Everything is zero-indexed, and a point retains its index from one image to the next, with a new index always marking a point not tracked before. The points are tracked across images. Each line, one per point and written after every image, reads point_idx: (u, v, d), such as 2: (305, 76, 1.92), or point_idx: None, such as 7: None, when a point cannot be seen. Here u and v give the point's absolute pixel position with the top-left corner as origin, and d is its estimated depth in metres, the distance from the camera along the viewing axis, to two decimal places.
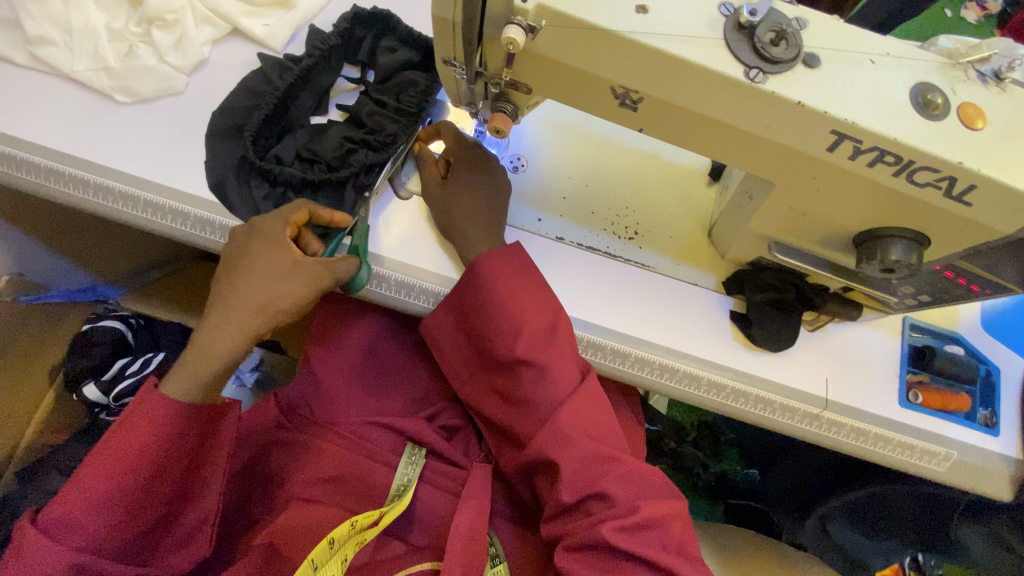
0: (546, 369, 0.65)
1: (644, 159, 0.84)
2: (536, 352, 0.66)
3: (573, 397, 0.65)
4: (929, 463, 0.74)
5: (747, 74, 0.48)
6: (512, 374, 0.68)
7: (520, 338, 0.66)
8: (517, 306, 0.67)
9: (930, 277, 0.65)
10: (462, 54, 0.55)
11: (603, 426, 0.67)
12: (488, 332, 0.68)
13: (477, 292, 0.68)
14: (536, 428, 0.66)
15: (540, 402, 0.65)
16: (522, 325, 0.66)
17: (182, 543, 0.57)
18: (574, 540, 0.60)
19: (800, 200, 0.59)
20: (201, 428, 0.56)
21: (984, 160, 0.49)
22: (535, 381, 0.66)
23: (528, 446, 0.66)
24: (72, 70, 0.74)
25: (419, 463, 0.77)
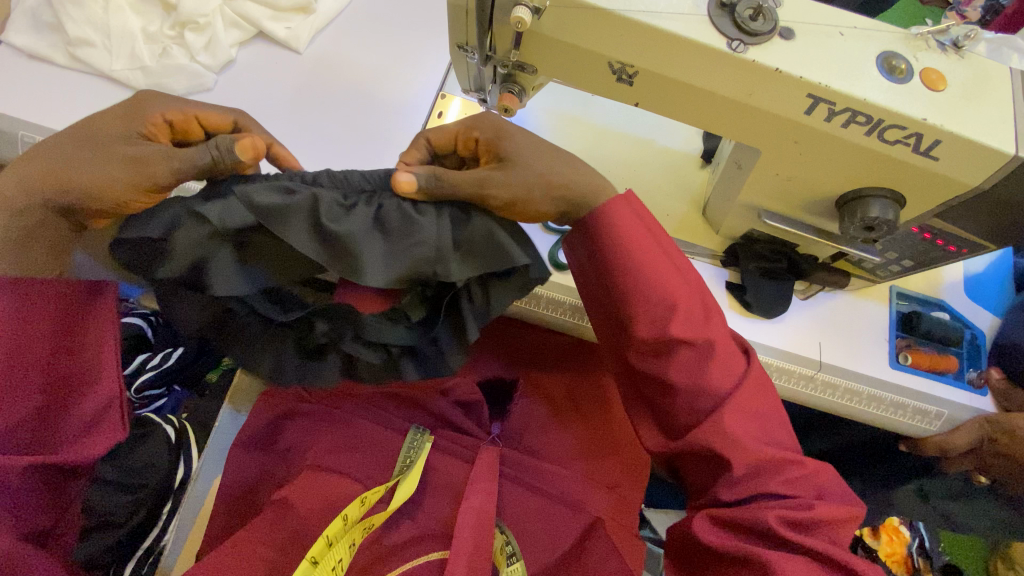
0: (709, 354, 0.59)
1: (640, 145, 0.89)
2: (696, 329, 0.59)
3: (740, 389, 0.60)
4: (919, 421, 0.79)
5: (729, 45, 0.54)
6: (661, 355, 0.60)
7: (673, 319, 0.58)
8: (660, 272, 0.59)
9: (909, 238, 0.70)
10: (474, 39, 0.61)
11: (767, 409, 0.62)
12: (630, 308, 0.59)
13: (608, 247, 0.60)
14: (697, 419, 0.60)
15: (696, 387, 0.59)
16: (677, 300, 0.58)
17: (87, 430, 0.64)
18: (722, 513, 0.59)
19: (785, 165, 0.64)
20: (57, 317, 0.61)
21: (946, 117, 0.55)
22: (695, 367, 0.59)
23: (692, 428, 0.60)
24: (111, 69, 0.80)
25: (422, 448, 0.76)
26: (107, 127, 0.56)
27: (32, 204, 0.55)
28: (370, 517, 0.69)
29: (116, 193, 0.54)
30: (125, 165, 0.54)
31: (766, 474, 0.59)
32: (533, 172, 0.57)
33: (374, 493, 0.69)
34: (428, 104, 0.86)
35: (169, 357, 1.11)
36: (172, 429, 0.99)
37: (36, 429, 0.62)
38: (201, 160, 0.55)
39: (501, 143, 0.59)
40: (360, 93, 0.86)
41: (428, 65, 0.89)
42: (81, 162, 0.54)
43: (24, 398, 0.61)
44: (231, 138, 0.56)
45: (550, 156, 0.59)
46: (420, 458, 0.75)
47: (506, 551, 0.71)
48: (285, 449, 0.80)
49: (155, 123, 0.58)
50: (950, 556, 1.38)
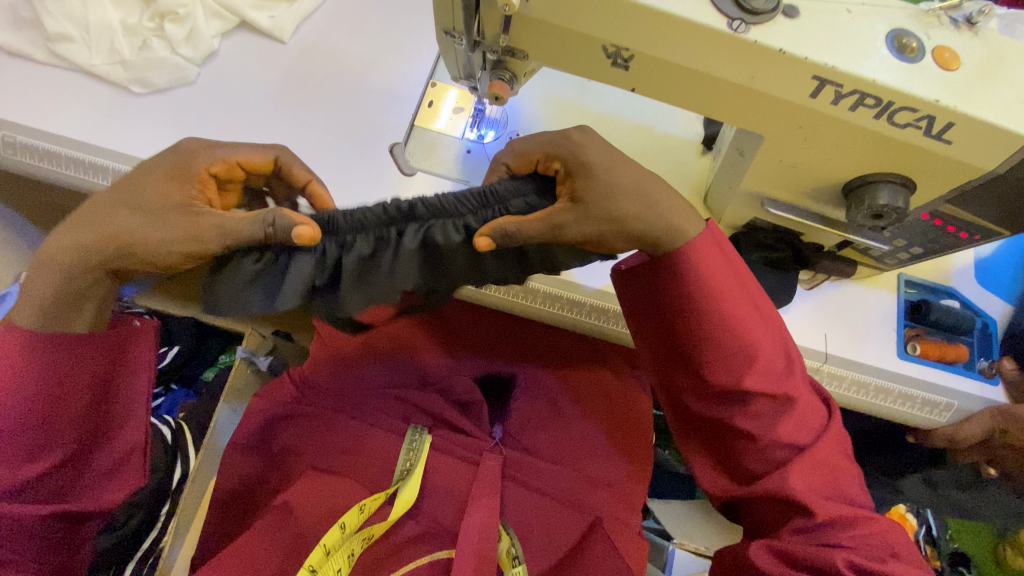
0: (788, 408, 0.57)
1: (639, 132, 0.86)
2: (776, 380, 0.57)
3: (819, 442, 0.58)
4: (930, 412, 0.77)
5: (730, 25, 0.51)
6: (734, 403, 0.58)
7: (752, 370, 0.56)
8: (743, 323, 0.56)
9: (919, 226, 0.68)
10: (461, 24, 0.59)
11: (837, 457, 0.59)
12: (706, 357, 0.57)
13: (685, 294, 0.57)
14: (767, 469, 0.58)
15: (768, 439, 0.57)
16: (758, 351, 0.56)
17: (108, 477, 0.58)
18: (783, 544, 0.57)
19: (790, 151, 0.61)
20: (102, 359, 0.55)
21: (961, 98, 0.52)
22: (771, 415, 0.57)
23: (762, 476, 0.59)
24: (90, 64, 0.78)
25: (420, 453, 0.74)
26: (167, 193, 0.52)
27: (78, 266, 0.51)
28: (370, 527, 0.68)
29: (167, 262, 0.52)
30: (183, 228, 0.51)
31: (837, 523, 0.56)
32: (608, 215, 0.52)
33: (373, 500, 0.69)
34: (418, 93, 0.83)
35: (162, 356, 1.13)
36: (168, 432, 0.98)
37: (59, 482, 0.55)
38: (255, 235, 0.49)
39: (579, 176, 0.53)
40: (348, 83, 0.83)
41: (417, 53, 0.86)
42: (130, 228, 0.51)
43: (52, 448, 0.53)
44: (289, 218, 0.48)
45: (633, 196, 0.53)
46: (418, 463, 0.73)
47: (511, 554, 0.69)
48: (281, 451, 0.78)
49: (203, 178, 0.55)
50: (957, 543, 1.37)
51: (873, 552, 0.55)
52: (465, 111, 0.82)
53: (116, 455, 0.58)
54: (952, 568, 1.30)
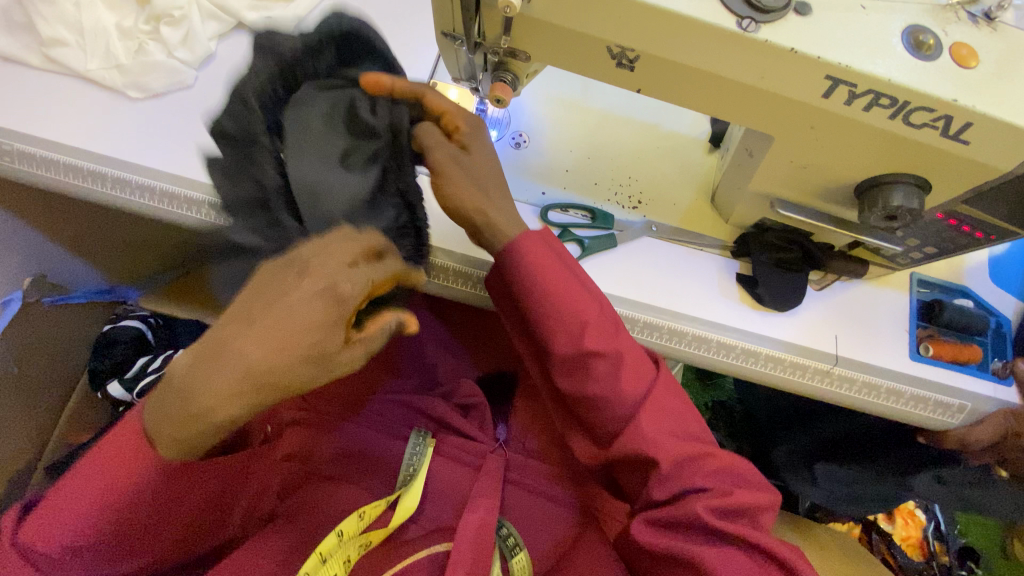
0: (620, 365, 0.59)
1: (644, 129, 0.85)
2: (606, 339, 0.59)
3: (652, 393, 0.60)
4: (943, 415, 0.75)
5: (739, 23, 0.49)
6: (579, 369, 0.60)
7: (586, 333, 0.59)
8: (572, 292, 0.60)
9: (934, 226, 0.66)
10: (461, 25, 0.57)
11: (681, 403, 0.62)
12: (543, 326, 0.60)
13: (511, 271, 0.61)
14: (621, 428, 0.60)
15: (612, 397, 0.59)
16: (584, 313, 0.60)
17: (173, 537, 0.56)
18: (658, 513, 0.58)
19: (800, 152, 0.59)
20: None
21: (978, 96, 0.50)
22: (609, 375, 0.59)
23: (618, 437, 0.60)
24: (86, 69, 0.77)
25: (426, 453, 0.75)
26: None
27: None
28: (369, 534, 0.66)
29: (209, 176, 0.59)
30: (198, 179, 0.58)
31: (693, 464, 0.59)
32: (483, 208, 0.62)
33: (374, 507, 0.67)
34: None
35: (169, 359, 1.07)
36: None
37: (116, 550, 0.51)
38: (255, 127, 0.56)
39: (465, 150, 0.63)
40: None
41: (417, 52, 0.84)
42: None
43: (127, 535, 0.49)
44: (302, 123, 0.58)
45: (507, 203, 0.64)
46: (422, 466, 0.73)
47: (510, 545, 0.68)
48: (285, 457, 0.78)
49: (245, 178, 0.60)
50: (965, 537, 1.38)
51: (722, 486, 0.58)
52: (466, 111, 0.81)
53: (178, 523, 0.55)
54: (961, 562, 1.32)
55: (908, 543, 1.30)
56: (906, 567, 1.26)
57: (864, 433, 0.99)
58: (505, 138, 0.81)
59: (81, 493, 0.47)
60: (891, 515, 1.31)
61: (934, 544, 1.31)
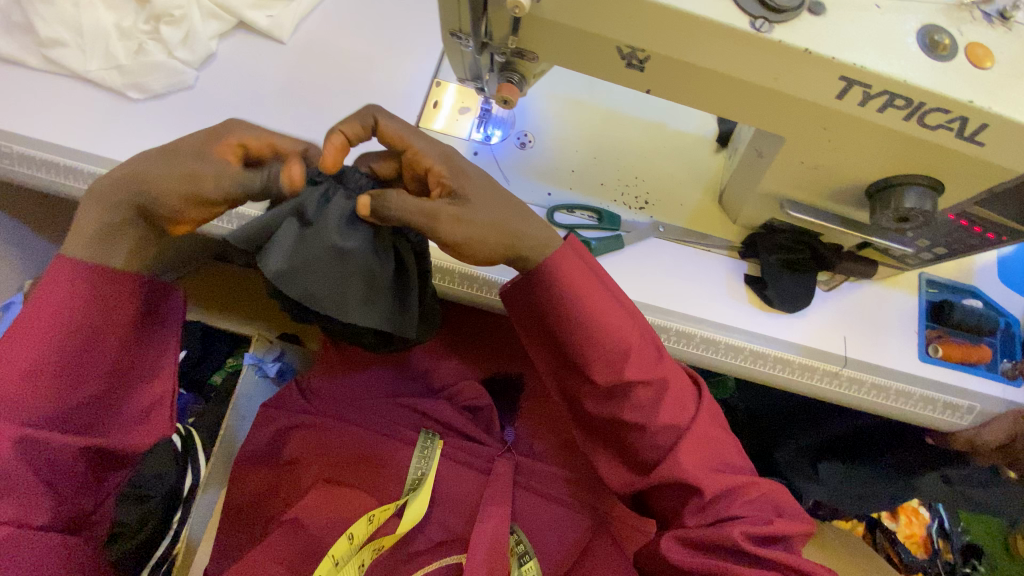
0: (664, 392, 0.58)
1: (650, 129, 0.84)
2: (648, 368, 0.58)
3: (694, 422, 0.60)
4: (951, 416, 0.75)
5: (753, 24, 0.48)
6: (621, 399, 0.59)
7: (627, 361, 0.57)
8: (612, 324, 0.57)
9: (945, 227, 0.65)
10: (468, 25, 0.56)
11: (715, 431, 0.62)
12: (586, 357, 0.58)
13: (553, 303, 0.58)
14: (659, 455, 0.60)
15: (652, 427, 0.59)
16: (625, 344, 0.57)
17: (142, 420, 0.55)
18: (689, 532, 0.57)
19: (811, 153, 0.59)
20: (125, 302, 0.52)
21: (995, 98, 0.49)
22: (650, 405, 0.58)
23: (656, 465, 0.60)
24: (86, 70, 0.76)
25: (433, 456, 0.75)
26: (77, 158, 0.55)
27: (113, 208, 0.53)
28: (379, 539, 0.67)
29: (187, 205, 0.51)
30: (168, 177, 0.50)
31: (730, 495, 0.59)
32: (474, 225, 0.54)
33: (383, 510, 0.69)
34: (422, 93, 0.81)
35: None
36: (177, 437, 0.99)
37: (86, 416, 0.51)
38: (254, 186, 0.52)
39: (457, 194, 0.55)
40: (350, 84, 0.80)
41: (420, 51, 0.83)
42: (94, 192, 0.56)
43: (48, 384, 0.49)
44: (281, 166, 0.54)
45: (500, 217, 0.55)
46: (430, 469, 0.74)
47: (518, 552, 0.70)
48: (290, 460, 0.77)
49: (227, 150, 0.52)
50: (970, 535, 1.38)
51: (759, 515, 0.58)
52: (470, 111, 0.81)
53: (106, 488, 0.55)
54: (964, 559, 1.32)
55: (913, 541, 1.31)
56: (911, 565, 1.26)
57: (870, 433, 0.99)
58: (510, 138, 0.81)
59: (39, 313, 0.48)
60: (895, 513, 1.32)
61: (937, 541, 1.32)
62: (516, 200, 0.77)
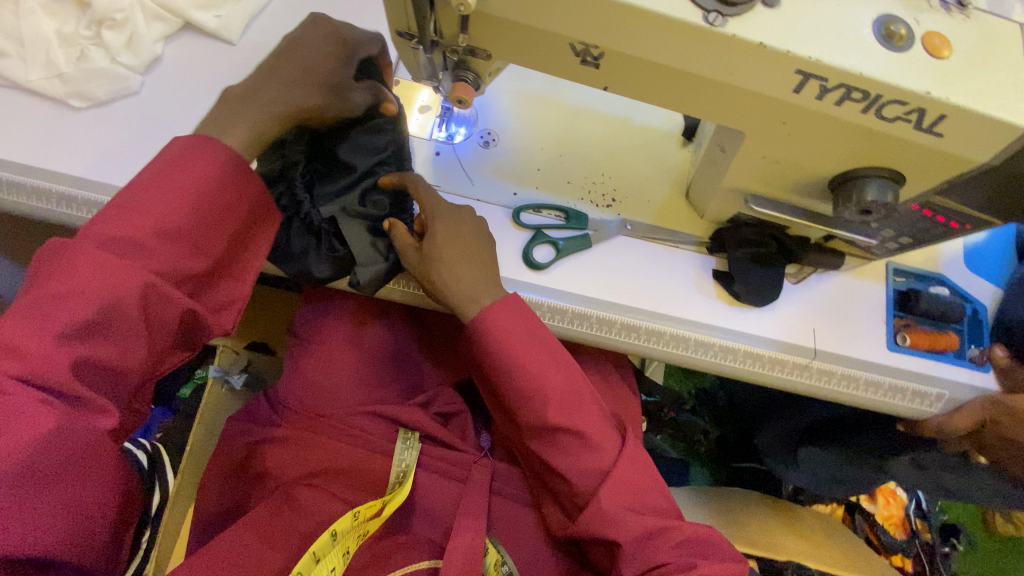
0: (587, 436, 0.61)
1: (616, 124, 0.82)
2: (570, 414, 0.61)
3: (618, 465, 0.61)
4: (920, 404, 0.75)
5: (706, 18, 0.47)
6: (547, 440, 0.62)
7: (549, 406, 0.61)
8: (538, 369, 0.61)
9: (908, 217, 0.65)
10: (416, 24, 0.54)
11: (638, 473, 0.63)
12: (514, 400, 0.62)
13: (485, 345, 0.62)
14: (585, 497, 0.62)
15: (574, 471, 0.61)
16: (548, 386, 0.61)
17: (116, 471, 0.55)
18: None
19: (773, 147, 0.58)
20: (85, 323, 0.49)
21: (952, 89, 0.49)
22: (576, 450, 0.61)
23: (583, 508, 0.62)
24: (25, 79, 0.72)
25: (416, 446, 0.76)
26: None
27: None
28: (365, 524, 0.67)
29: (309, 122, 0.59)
30: None
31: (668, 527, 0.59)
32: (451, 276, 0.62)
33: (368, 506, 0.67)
34: None
35: None
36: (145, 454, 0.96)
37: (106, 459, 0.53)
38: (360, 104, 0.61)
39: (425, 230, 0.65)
40: None
41: None
42: None
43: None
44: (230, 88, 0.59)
45: (481, 275, 0.63)
46: (410, 474, 0.73)
47: (499, 563, 0.68)
48: (258, 473, 0.75)
49: None
50: (947, 515, 1.41)
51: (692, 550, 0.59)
52: (432, 110, 0.78)
53: (60, 537, 0.44)
54: (942, 538, 1.35)
55: (891, 522, 1.33)
56: (891, 546, 1.29)
57: (843, 419, 1.00)
58: (474, 137, 0.79)
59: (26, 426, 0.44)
60: (874, 495, 1.33)
61: (915, 521, 1.34)
62: (480, 201, 0.75)
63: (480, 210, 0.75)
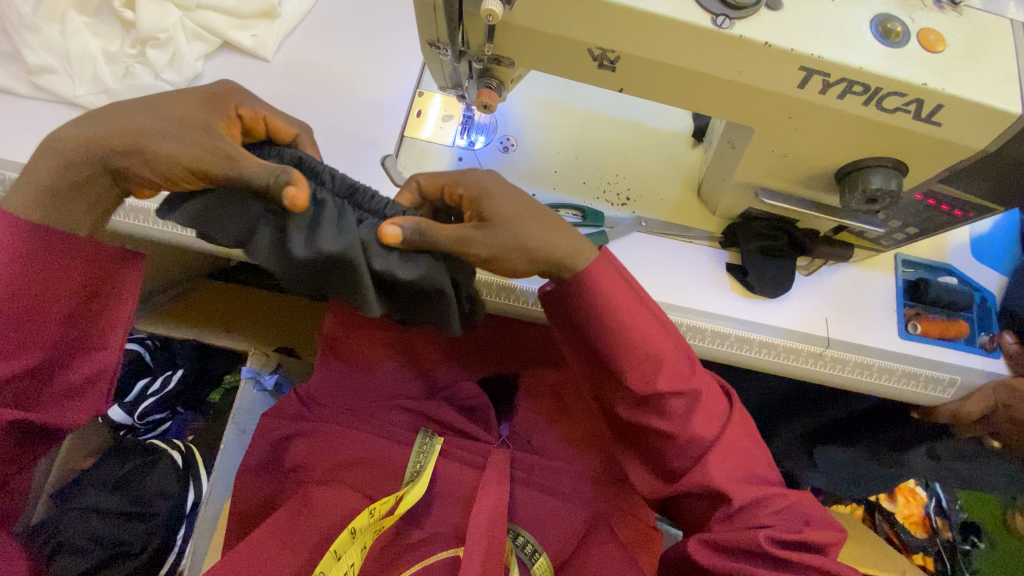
0: (697, 401, 0.60)
1: (628, 128, 0.86)
2: (682, 378, 0.60)
3: (725, 432, 0.61)
4: (934, 390, 0.77)
5: (714, 21, 0.51)
6: (652, 406, 0.61)
7: (661, 372, 0.60)
8: (649, 335, 0.60)
9: (914, 206, 0.67)
10: (445, 35, 0.59)
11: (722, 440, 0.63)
12: (619, 363, 0.60)
13: (597, 305, 0.60)
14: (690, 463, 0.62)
15: (687, 437, 0.60)
16: (663, 353, 0.60)
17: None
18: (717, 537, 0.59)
19: (779, 141, 0.61)
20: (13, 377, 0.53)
21: (947, 80, 0.52)
22: (682, 413, 0.60)
23: (684, 473, 0.62)
24: (75, 95, 0.77)
25: (433, 452, 0.77)
26: None
27: None
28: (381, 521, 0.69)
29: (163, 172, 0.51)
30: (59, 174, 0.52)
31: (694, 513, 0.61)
32: (512, 235, 0.55)
33: (383, 503, 0.69)
34: (406, 102, 0.83)
35: (168, 381, 1.07)
36: (179, 454, 1.00)
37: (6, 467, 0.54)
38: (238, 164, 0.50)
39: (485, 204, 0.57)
40: (334, 97, 0.82)
41: (402, 62, 0.86)
42: None
43: None
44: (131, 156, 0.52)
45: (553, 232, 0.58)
46: (427, 464, 0.75)
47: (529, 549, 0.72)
48: (290, 468, 0.78)
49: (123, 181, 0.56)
50: (967, 513, 1.40)
51: (790, 524, 0.59)
52: (454, 118, 0.83)
53: None
54: (963, 536, 1.34)
55: (911, 520, 1.33)
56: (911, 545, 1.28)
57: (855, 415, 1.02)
58: (494, 142, 0.83)
59: None
60: (892, 494, 1.33)
61: (935, 519, 1.33)
62: None
63: None
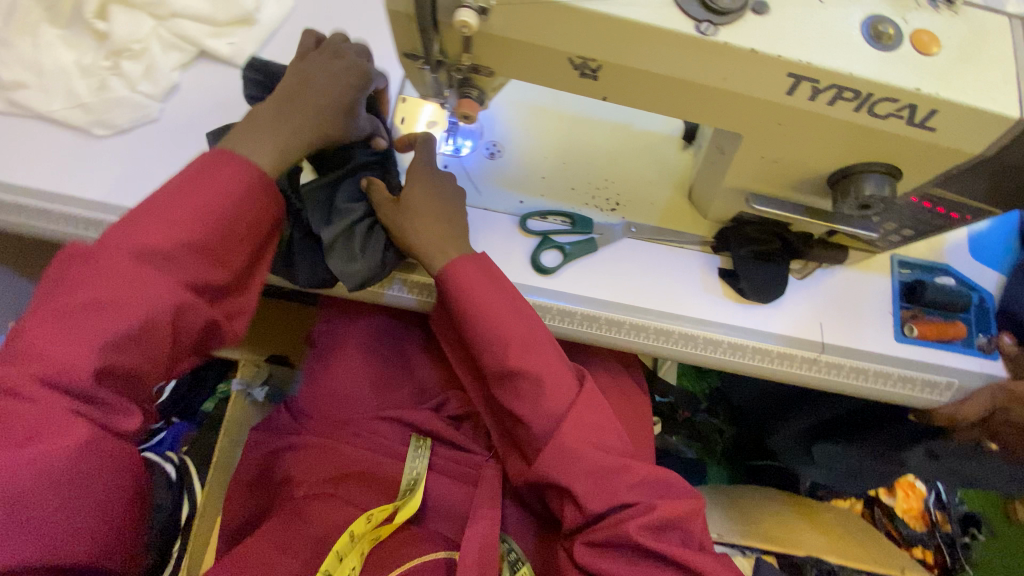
0: (539, 382, 0.62)
1: (617, 130, 0.85)
2: (527, 357, 0.63)
3: None
4: (930, 393, 0.76)
5: (698, 27, 0.49)
6: (507, 386, 0.64)
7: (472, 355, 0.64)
8: (496, 317, 0.64)
9: (910, 209, 0.65)
10: (421, 45, 0.57)
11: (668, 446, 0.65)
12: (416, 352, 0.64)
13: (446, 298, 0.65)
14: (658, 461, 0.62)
15: (529, 417, 0.62)
16: (506, 332, 0.63)
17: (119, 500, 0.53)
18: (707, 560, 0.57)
19: (769, 147, 0.59)
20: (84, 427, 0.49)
21: (942, 84, 0.50)
22: (533, 395, 0.62)
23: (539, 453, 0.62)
24: (51, 110, 0.75)
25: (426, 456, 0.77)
26: None
27: None
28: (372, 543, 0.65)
29: None
30: None
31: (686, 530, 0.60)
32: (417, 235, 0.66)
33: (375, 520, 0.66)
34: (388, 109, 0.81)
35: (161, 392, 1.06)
36: (172, 467, 0.99)
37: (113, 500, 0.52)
38: None
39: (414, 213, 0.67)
40: None
41: (384, 67, 0.84)
42: None
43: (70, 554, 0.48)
44: None
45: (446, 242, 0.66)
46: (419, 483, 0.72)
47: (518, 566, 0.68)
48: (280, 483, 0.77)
49: None
50: (967, 506, 1.39)
51: None
52: (438, 125, 0.81)
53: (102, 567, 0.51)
54: (964, 529, 1.34)
55: (911, 514, 1.32)
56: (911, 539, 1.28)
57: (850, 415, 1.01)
58: (480, 149, 0.81)
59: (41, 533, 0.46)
60: (892, 488, 1.33)
61: (936, 513, 1.33)
62: (485, 210, 0.77)
63: (485, 218, 0.77)
